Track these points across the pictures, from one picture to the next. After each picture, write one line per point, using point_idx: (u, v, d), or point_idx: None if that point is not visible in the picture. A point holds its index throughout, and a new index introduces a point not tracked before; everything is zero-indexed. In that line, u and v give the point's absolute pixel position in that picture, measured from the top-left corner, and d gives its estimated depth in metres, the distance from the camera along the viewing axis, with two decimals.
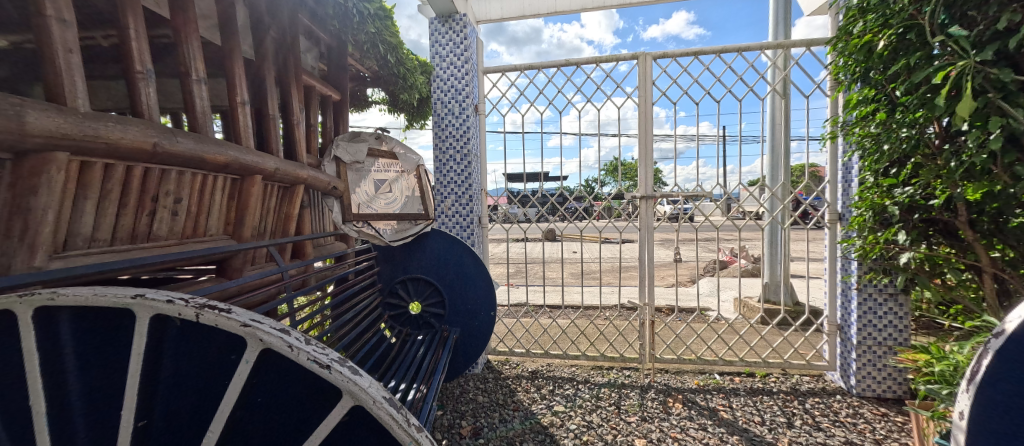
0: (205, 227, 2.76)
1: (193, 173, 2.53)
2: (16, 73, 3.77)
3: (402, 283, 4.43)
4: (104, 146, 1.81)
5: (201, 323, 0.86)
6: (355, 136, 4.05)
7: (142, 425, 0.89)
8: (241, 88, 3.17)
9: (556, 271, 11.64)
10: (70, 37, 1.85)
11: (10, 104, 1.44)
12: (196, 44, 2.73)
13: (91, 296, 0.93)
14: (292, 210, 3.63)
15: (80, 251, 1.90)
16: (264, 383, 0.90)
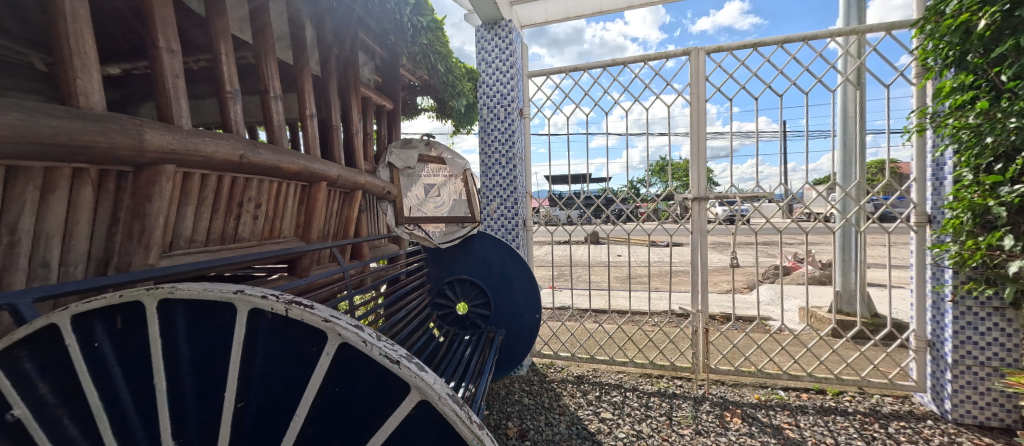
0: (279, 230, 3.04)
1: (271, 180, 2.80)
2: (128, 96, 4.38)
3: (449, 284, 4.54)
4: (202, 159, 2.08)
5: (288, 317, 0.96)
6: (407, 143, 4.29)
7: (240, 407, 0.99)
8: (310, 102, 3.49)
9: (601, 274, 11.41)
10: (176, 64, 2.15)
11: (132, 124, 1.70)
12: (273, 64, 3.03)
13: (202, 290, 0.99)
14: (351, 213, 3.96)
15: (181, 250, 2.17)
16: (340, 375, 0.97)
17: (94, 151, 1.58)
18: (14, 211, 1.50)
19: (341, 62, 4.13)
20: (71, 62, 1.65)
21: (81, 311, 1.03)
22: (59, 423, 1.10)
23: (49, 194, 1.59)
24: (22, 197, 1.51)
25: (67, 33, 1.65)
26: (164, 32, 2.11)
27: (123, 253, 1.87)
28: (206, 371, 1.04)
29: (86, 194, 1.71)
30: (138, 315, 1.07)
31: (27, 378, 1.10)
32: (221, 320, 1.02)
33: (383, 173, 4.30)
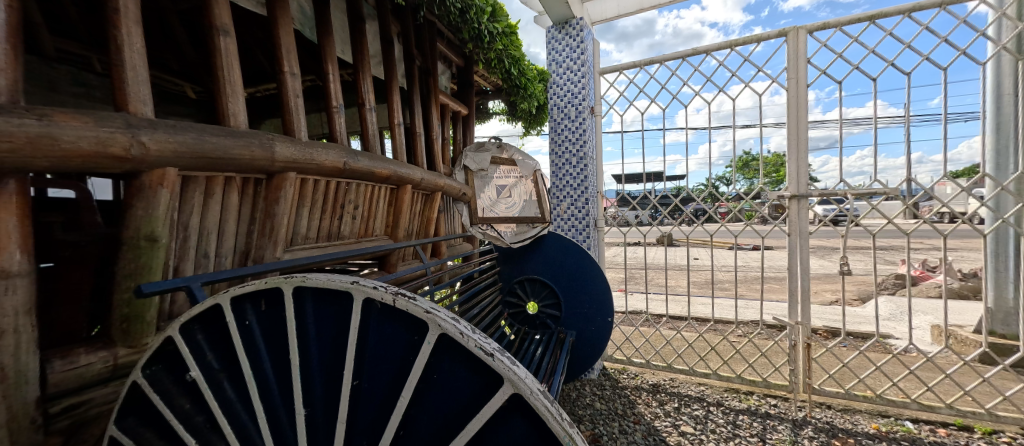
0: (372, 229, 3.36)
1: (367, 184, 3.11)
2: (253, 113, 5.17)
3: (519, 283, 4.61)
4: (316, 167, 2.41)
5: (395, 307, 1.06)
6: (481, 146, 4.48)
7: (355, 384, 1.12)
8: (397, 112, 3.81)
9: (678, 279, 10.70)
10: (296, 86, 2.56)
11: (266, 139, 2.05)
12: (368, 80, 3.38)
13: (326, 280, 1.14)
14: (432, 214, 4.24)
15: (298, 246, 2.51)
16: (440, 363, 1.05)
17: (240, 163, 1.93)
18: (187, 211, 1.87)
19: (423, 73, 4.45)
20: (225, 88, 2.07)
21: (238, 294, 1.26)
22: (220, 385, 1.34)
23: (209, 199, 1.96)
24: (193, 201, 1.88)
25: (224, 65, 2.08)
26: (289, 60, 2.54)
27: (257, 247, 2.22)
28: (329, 351, 1.19)
29: (233, 198, 2.07)
30: (275, 301, 1.26)
31: (199, 346, 1.36)
32: (340, 306, 1.16)
33: (460, 175, 4.72)
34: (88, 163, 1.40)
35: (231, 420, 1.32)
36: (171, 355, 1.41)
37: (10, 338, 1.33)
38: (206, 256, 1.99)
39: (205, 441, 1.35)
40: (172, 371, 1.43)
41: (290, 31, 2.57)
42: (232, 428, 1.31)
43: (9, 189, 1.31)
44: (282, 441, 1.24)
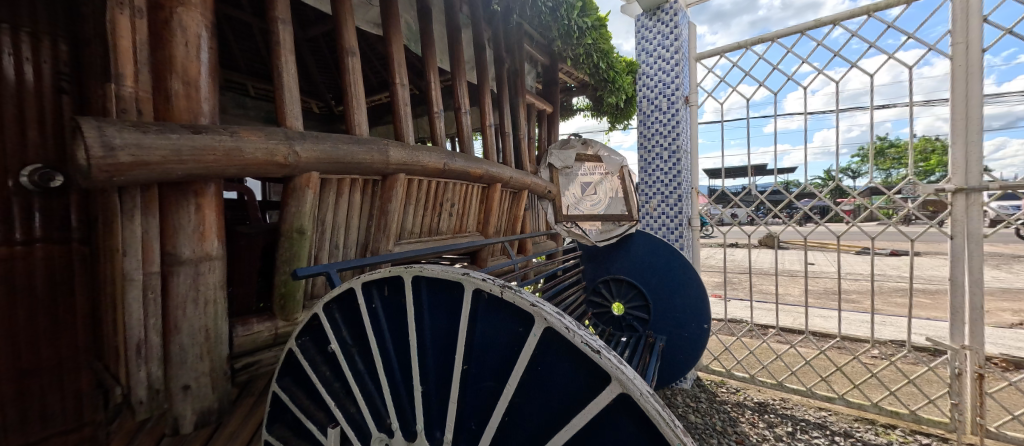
0: (466, 225, 3.58)
1: (462, 183, 3.31)
2: None
3: (604, 282, 4.49)
4: (421, 168, 2.65)
5: (503, 298, 1.11)
6: (565, 143, 4.39)
7: (464, 369, 1.21)
8: (488, 113, 3.98)
9: (791, 287, 9.35)
10: (404, 95, 2.84)
11: (381, 144, 2.32)
12: (463, 85, 3.59)
13: (440, 271, 1.24)
14: (518, 211, 4.35)
15: (405, 240, 2.79)
16: (545, 355, 1.07)
17: (363, 167, 2.22)
18: (325, 209, 2.21)
19: (511, 74, 4.58)
20: (352, 102, 2.40)
21: (367, 280, 1.45)
22: (354, 358, 1.56)
23: (339, 198, 2.29)
24: (329, 200, 2.22)
25: (351, 82, 2.41)
26: (400, 72, 2.83)
27: (374, 241, 2.52)
28: (441, 336, 1.31)
29: (356, 197, 2.39)
30: (395, 287, 1.42)
31: (336, 323, 1.60)
32: (452, 296, 1.26)
33: (545, 173, 4.76)
34: (260, 169, 1.73)
35: (362, 389, 1.52)
36: (315, 329, 1.68)
37: (210, 309, 1.69)
38: (337, 247, 2.33)
39: (342, 404, 1.59)
40: (316, 343, 1.70)
41: (401, 46, 2.86)
42: (362, 396, 1.52)
43: (208, 191, 1.67)
44: (401, 412, 1.40)
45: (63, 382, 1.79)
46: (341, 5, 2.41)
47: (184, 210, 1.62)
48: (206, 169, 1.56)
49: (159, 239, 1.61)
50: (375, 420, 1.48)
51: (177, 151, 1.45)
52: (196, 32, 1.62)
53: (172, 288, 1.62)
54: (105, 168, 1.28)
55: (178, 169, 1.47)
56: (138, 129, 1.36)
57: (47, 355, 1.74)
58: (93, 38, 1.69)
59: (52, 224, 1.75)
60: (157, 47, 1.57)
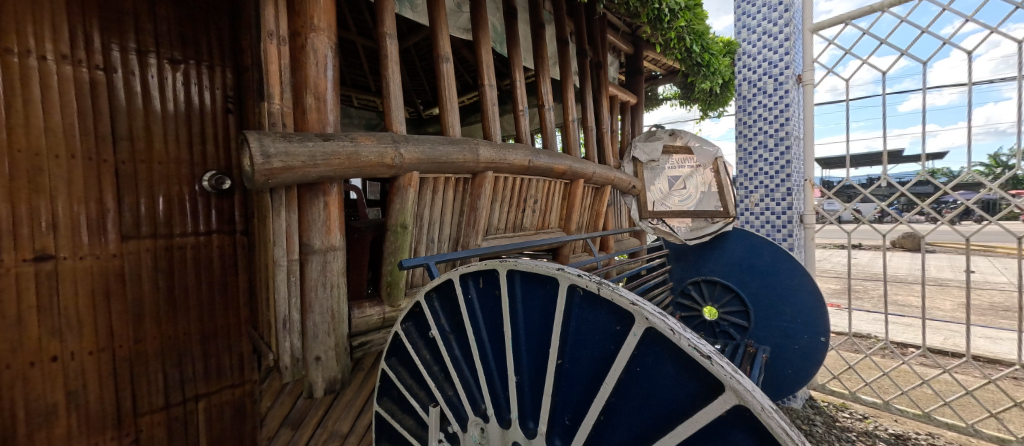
0: (549, 222, 3.60)
1: (545, 179, 3.33)
2: None
3: (694, 284, 4.08)
4: (507, 166, 2.74)
5: (599, 294, 1.10)
6: (652, 135, 4.22)
7: (559, 364, 1.21)
8: (570, 108, 3.93)
9: (942, 299, 7.63)
10: (492, 95, 2.95)
11: (471, 143, 2.45)
12: (547, 81, 3.60)
13: (535, 265, 1.26)
14: (601, 208, 4.23)
15: (492, 236, 2.91)
16: (645, 357, 1.03)
17: (456, 165, 2.37)
18: (423, 205, 2.41)
19: (594, 66, 4.46)
20: (446, 106, 2.56)
21: (464, 272, 1.53)
22: (452, 345, 1.67)
23: (434, 195, 2.47)
24: (426, 197, 2.41)
25: (445, 86, 2.58)
26: (488, 73, 2.94)
27: (464, 236, 2.67)
28: (534, 330, 1.33)
29: (450, 194, 2.56)
30: (490, 280, 1.47)
31: (436, 311, 1.72)
32: (545, 291, 1.28)
33: (628, 167, 4.57)
34: (373, 170, 1.95)
35: (458, 374, 1.62)
36: (418, 316, 1.84)
37: (335, 292, 1.96)
38: (433, 241, 2.52)
39: (441, 387, 1.72)
40: (418, 328, 1.85)
41: (488, 48, 2.97)
42: (460, 380, 1.61)
43: (333, 190, 1.92)
44: (496, 399, 1.46)
45: (230, 344, 2.26)
46: (437, 15, 2.59)
47: (316, 207, 1.89)
48: (333, 172, 1.81)
49: (298, 232, 1.90)
50: (471, 404, 1.57)
51: (312, 157, 1.70)
52: (324, 53, 1.88)
53: (308, 272, 1.91)
54: (264, 172, 1.56)
55: (313, 171, 1.73)
56: (285, 138, 1.63)
57: (218, 322, 2.21)
58: (250, 66, 2.07)
59: (225, 218, 2.23)
60: (296, 69, 1.85)
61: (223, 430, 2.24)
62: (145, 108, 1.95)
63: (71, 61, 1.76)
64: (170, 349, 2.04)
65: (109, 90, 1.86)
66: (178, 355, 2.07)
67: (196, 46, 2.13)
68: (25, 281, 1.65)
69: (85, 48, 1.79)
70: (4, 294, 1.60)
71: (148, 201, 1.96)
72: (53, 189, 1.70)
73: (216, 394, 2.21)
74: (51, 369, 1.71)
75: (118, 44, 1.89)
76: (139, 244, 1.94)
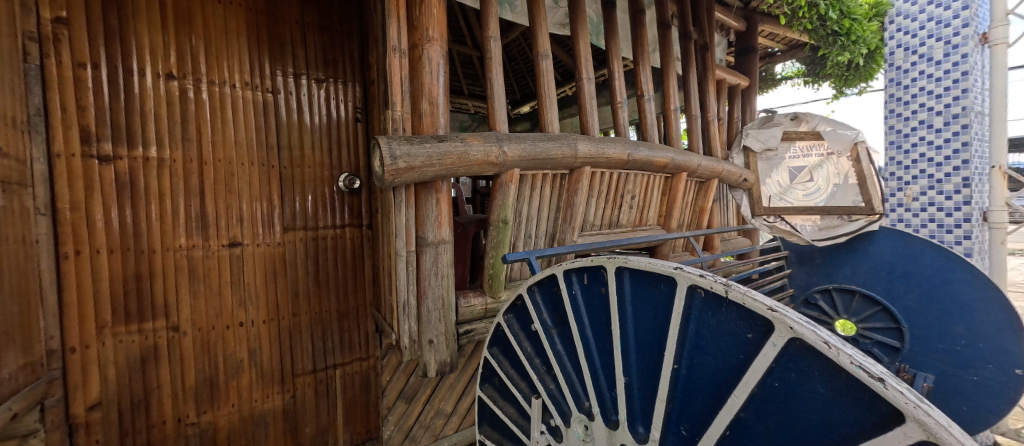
0: (647, 218, 3.39)
1: (644, 173, 3.16)
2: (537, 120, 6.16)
3: (823, 293, 3.51)
4: (605, 160, 2.67)
5: (726, 297, 0.99)
6: (767, 121, 3.66)
7: (675, 368, 1.14)
8: (672, 96, 3.63)
9: None
10: (589, 88, 2.88)
11: (570, 139, 2.44)
12: (647, 69, 3.39)
13: (648, 263, 1.18)
14: (706, 204, 3.79)
15: (587, 232, 2.85)
16: (786, 372, 0.91)
17: (555, 161, 2.38)
18: (522, 201, 2.46)
19: (701, 49, 4.06)
20: (545, 102, 2.58)
21: (568, 268, 1.49)
22: (554, 339, 1.66)
23: (532, 191, 2.51)
24: (525, 192, 2.46)
25: (544, 83, 2.60)
26: (586, 66, 2.88)
27: (560, 231, 2.66)
28: (644, 332, 1.26)
29: (547, 189, 2.57)
30: (595, 277, 1.42)
31: (538, 305, 1.72)
32: (658, 290, 1.19)
33: (737, 158, 4.03)
34: (480, 168, 2.06)
35: (561, 369, 1.61)
36: (519, 308, 1.86)
37: (445, 282, 2.12)
38: (530, 236, 2.57)
39: (543, 379, 1.73)
40: (519, 320, 1.88)
41: (586, 40, 2.91)
42: (563, 375, 1.60)
43: (444, 187, 2.08)
44: (602, 397, 1.42)
45: (359, 323, 2.60)
46: (536, 13, 2.62)
47: (429, 203, 2.07)
48: (447, 170, 1.95)
49: (415, 226, 2.09)
50: (574, 401, 1.55)
51: (429, 157, 1.86)
52: (437, 60, 2.03)
53: (423, 262, 2.09)
54: (392, 172, 1.76)
55: (430, 170, 1.89)
56: (406, 141, 1.82)
57: (350, 303, 2.56)
58: (375, 79, 2.35)
59: (355, 213, 2.56)
60: (413, 78, 2.04)
61: (354, 396, 2.60)
62: (298, 122, 2.35)
63: (251, 87, 2.21)
64: (316, 323, 2.44)
65: (275, 109, 2.28)
66: (322, 329, 2.46)
67: (334, 66, 2.48)
68: (223, 262, 2.14)
69: (259, 76, 2.24)
70: (212, 273, 2.11)
71: (300, 199, 2.36)
72: (239, 190, 2.18)
73: (348, 364, 2.57)
74: (239, 332, 2.20)
75: (281, 70, 2.30)
76: (295, 235, 2.35)
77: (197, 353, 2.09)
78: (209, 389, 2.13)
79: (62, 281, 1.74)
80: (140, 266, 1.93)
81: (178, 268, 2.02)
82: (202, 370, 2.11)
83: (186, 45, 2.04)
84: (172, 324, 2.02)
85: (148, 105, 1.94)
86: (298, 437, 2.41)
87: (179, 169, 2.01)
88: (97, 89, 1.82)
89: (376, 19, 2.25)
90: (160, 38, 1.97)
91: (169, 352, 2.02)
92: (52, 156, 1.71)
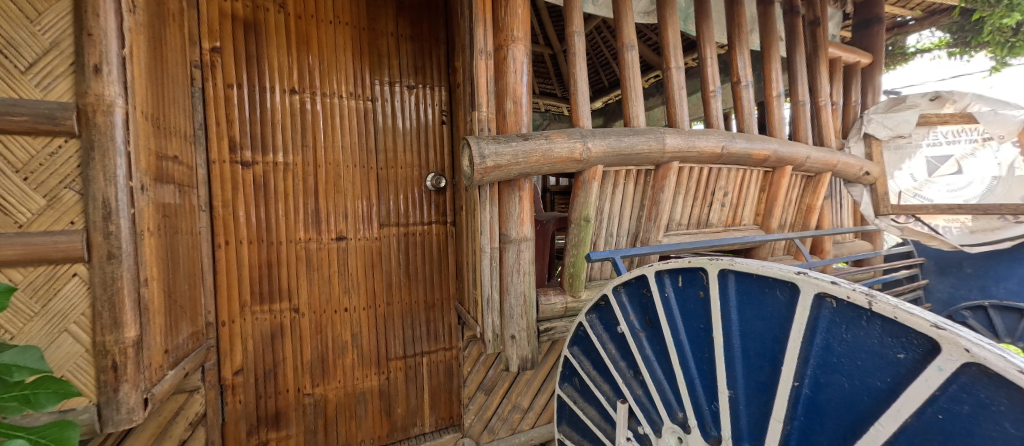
0: (741, 217, 3.06)
1: (740, 168, 2.85)
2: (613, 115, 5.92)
3: (975, 311, 3.00)
4: (697, 154, 2.47)
5: (869, 309, 0.85)
6: (896, 103, 3.02)
7: (796, 386, 1.01)
8: (775, 80, 3.22)
9: None
10: (680, 78, 2.69)
11: (657, 133, 2.31)
12: (745, 52, 3.05)
13: (759, 267, 1.06)
14: (816, 202, 3.29)
15: (673, 232, 2.66)
16: (955, 403, 0.77)
17: (641, 156, 2.27)
18: (604, 198, 2.38)
19: (811, 24, 3.55)
20: (630, 95, 2.47)
21: (660, 268, 1.39)
22: (642, 343, 1.56)
23: (615, 188, 2.41)
24: (608, 190, 2.37)
25: (629, 75, 2.48)
26: (674, 54, 2.69)
27: (644, 231, 2.52)
28: (753, 343, 1.12)
29: (630, 186, 2.45)
30: (692, 279, 1.30)
31: (625, 307, 1.63)
32: (774, 298, 1.06)
33: (856, 147, 3.39)
34: (563, 165, 2.04)
35: (651, 375, 1.52)
36: (603, 309, 1.79)
37: (526, 279, 2.14)
38: (612, 235, 2.48)
39: (630, 384, 1.65)
40: (603, 321, 1.81)
41: (675, 26, 2.71)
42: (653, 381, 1.51)
43: (526, 185, 2.09)
44: (700, 410, 1.31)
45: (443, 314, 2.74)
46: (620, 3, 2.51)
47: (512, 200, 2.10)
48: (531, 167, 1.96)
49: (498, 223, 2.14)
50: (666, 410, 1.45)
51: (515, 155, 1.89)
52: (522, 59, 2.06)
53: (506, 259, 2.13)
54: (481, 170, 1.82)
55: (515, 168, 1.91)
56: (494, 141, 1.86)
57: (436, 295, 2.71)
58: (461, 83, 2.46)
59: (440, 210, 2.70)
60: (498, 78, 2.08)
61: (438, 384, 2.75)
62: (393, 127, 2.55)
63: (355, 97, 2.45)
64: (406, 312, 2.63)
65: (374, 115, 2.50)
66: (411, 318, 2.65)
67: (424, 72, 2.65)
68: (333, 253, 2.41)
69: (362, 86, 2.47)
70: (324, 263, 2.39)
71: (394, 197, 2.56)
72: (345, 190, 2.43)
73: (434, 353, 2.73)
74: (344, 317, 2.46)
75: (379, 79, 2.51)
76: (389, 230, 2.55)
77: (312, 333, 2.39)
78: (321, 365, 2.42)
79: (216, 265, 2.13)
80: (270, 255, 2.26)
81: (298, 257, 2.33)
82: (315, 348, 2.40)
83: (305, 63, 2.33)
84: (294, 306, 2.34)
85: (277, 117, 2.26)
86: (391, 416, 2.62)
87: (299, 171, 2.31)
88: (238, 105, 2.17)
89: (463, 26, 2.35)
90: (286, 58, 2.28)
91: (292, 330, 2.34)
92: (210, 162, 2.09)
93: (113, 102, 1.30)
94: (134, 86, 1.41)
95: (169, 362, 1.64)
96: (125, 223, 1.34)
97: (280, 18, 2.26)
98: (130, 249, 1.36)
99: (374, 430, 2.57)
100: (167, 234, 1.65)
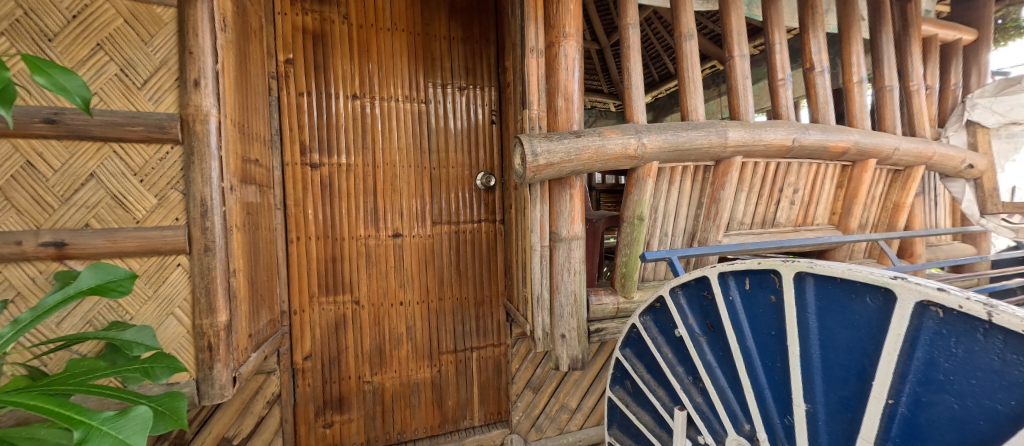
0: (813, 216, 2.79)
1: (813, 163, 2.61)
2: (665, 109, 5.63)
3: None
4: (763, 147, 2.30)
5: (987, 319, 0.78)
6: (1008, 85, 2.54)
7: (891, 403, 0.93)
8: (856, 64, 2.90)
9: None
10: (744, 66, 2.51)
11: (718, 126, 2.18)
12: (819, 35, 2.77)
13: (845, 270, 0.96)
14: (905, 199, 2.90)
15: (734, 232, 2.48)
16: None
17: (700, 151, 2.15)
18: (659, 196, 2.28)
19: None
20: (688, 87, 2.35)
21: (724, 270, 1.29)
22: (702, 348, 1.47)
23: (670, 186, 2.31)
24: (663, 187, 2.27)
25: (687, 66, 2.35)
26: (737, 41, 2.51)
27: (702, 230, 2.38)
28: (835, 354, 1.03)
29: (687, 183, 2.33)
30: (760, 282, 1.19)
31: (682, 309, 1.54)
32: (863, 304, 0.96)
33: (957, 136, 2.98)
34: (617, 162, 1.98)
35: (713, 382, 1.43)
36: (658, 311, 1.70)
37: (576, 278, 2.11)
38: (666, 235, 2.36)
39: (688, 391, 1.57)
40: (657, 323, 1.72)
41: (739, 11, 2.52)
42: (715, 390, 1.42)
43: (577, 183, 2.06)
44: (770, 422, 1.22)
45: (491, 311, 2.78)
46: None
47: (563, 198, 2.07)
48: (583, 165, 1.93)
49: (549, 221, 2.13)
50: (731, 421, 1.37)
51: (568, 153, 1.87)
52: (574, 55, 2.03)
53: (556, 257, 2.11)
54: (533, 168, 1.83)
55: (567, 166, 1.89)
56: (546, 139, 1.85)
57: (485, 292, 2.76)
58: (511, 82, 2.48)
59: (489, 208, 2.74)
60: (549, 75, 2.07)
61: (487, 379, 2.79)
62: (445, 127, 2.63)
63: (411, 100, 2.56)
64: (457, 307, 2.70)
65: (427, 116, 2.59)
66: (462, 314, 2.72)
67: (474, 73, 2.70)
68: (390, 249, 2.54)
69: (416, 89, 2.57)
70: (382, 259, 2.52)
71: (447, 196, 2.64)
72: (401, 189, 2.54)
73: (483, 349, 2.78)
74: (399, 310, 2.58)
75: (432, 82, 2.60)
76: (441, 228, 2.64)
77: (371, 324, 2.53)
78: (378, 355, 2.56)
79: (289, 259, 2.33)
80: (334, 251, 2.43)
81: (358, 252, 2.48)
82: (375, 338, 2.55)
83: (365, 70, 2.47)
84: (355, 298, 2.49)
85: (341, 122, 2.42)
86: (443, 408, 2.71)
87: (360, 171, 2.45)
88: (306, 111, 2.35)
89: (514, 25, 2.36)
90: (348, 66, 2.43)
91: (353, 320, 2.49)
92: (284, 164, 2.29)
93: (208, 111, 1.47)
94: (225, 97, 1.57)
95: (252, 345, 1.82)
96: (218, 220, 1.50)
97: (343, 28, 2.41)
98: (221, 242, 1.52)
99: (426, 420, 2.68)
100: (250, 231, 1.83)
